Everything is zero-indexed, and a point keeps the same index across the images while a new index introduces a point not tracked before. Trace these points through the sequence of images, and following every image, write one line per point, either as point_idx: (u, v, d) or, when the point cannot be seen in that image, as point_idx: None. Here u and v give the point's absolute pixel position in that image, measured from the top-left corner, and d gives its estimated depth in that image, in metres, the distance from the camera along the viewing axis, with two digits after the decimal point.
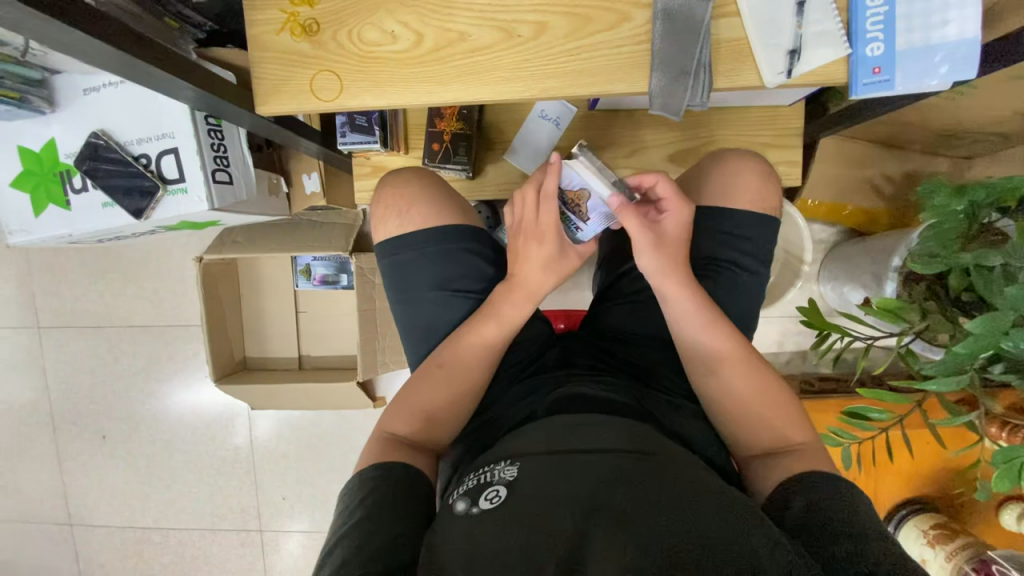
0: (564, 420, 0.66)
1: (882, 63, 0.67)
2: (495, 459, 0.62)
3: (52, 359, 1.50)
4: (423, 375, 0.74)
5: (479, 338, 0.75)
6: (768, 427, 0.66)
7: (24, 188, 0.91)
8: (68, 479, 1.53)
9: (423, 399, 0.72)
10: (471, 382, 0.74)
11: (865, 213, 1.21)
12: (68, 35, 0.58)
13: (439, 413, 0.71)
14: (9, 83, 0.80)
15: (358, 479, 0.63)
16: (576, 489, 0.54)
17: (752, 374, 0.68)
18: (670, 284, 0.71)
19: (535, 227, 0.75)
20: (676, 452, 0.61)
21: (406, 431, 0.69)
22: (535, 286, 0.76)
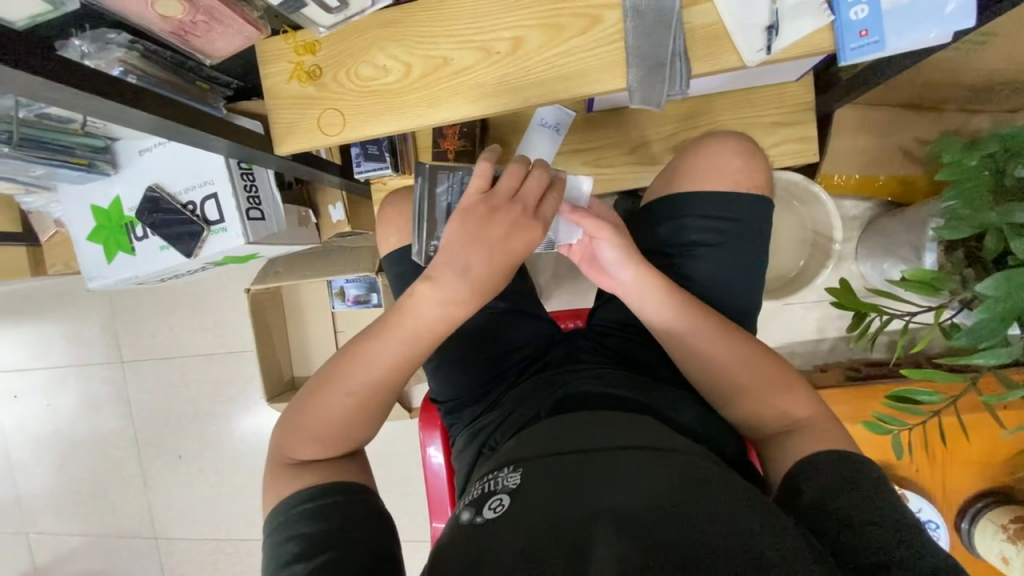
0: (564, 423, 0.67)
1: (868, 25, 0.64)
2: (499, 467, 0.63)
3: (133, 389, 1.70)
4: (324, 395, 0.66)
5: (386, 360, 0.65)
6: (777, 413, 0.65)
7: (98, 240, 1.06)
8: (153, 497, 1.72)
9: (325, 422, 0.66)
10: (385, 401, 0.67)
11: (900, 182, 1.13)
12: (112, 108, 0.68)
13: (346, 433, 0.66)
14: (79, 152, 0.95)
15: (279, 517, 0.59)
16: (568, 494, 0.54)
17: (757, 361, 0.67)
18: (644, 285, 0.70)
19: (528, 213, 0.63)
20: (681, 450, 0.60)
21: (308, 455, 0.65)
22: (467, 288, 0.62)
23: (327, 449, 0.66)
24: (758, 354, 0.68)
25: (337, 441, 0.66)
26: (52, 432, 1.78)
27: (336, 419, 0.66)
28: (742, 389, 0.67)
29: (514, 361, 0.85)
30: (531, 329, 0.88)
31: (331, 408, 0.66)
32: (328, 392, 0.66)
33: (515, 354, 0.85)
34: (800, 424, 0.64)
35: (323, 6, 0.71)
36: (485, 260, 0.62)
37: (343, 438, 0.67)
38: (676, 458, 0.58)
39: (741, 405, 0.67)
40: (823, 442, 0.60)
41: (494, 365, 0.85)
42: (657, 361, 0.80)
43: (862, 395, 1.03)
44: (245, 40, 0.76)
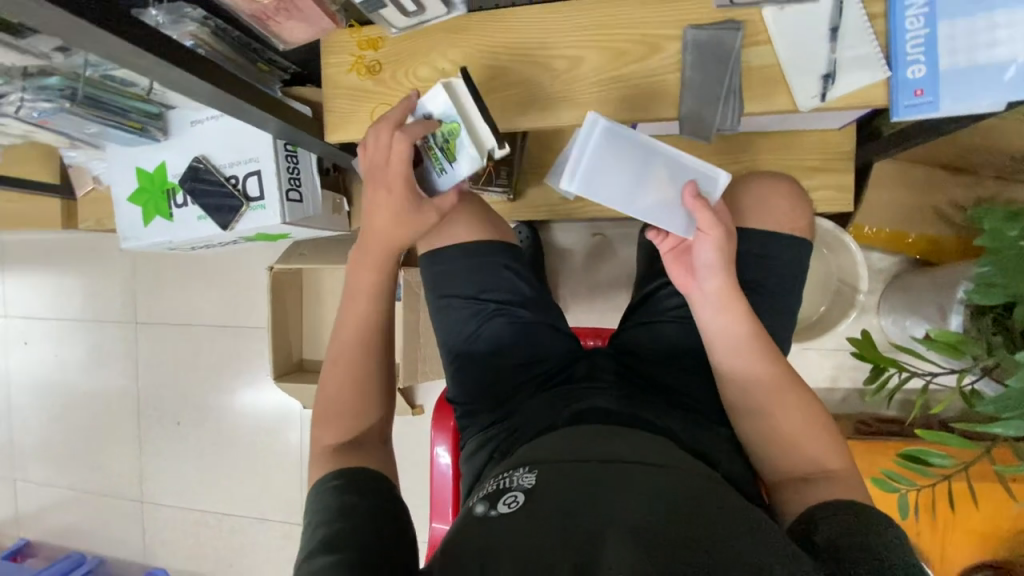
0: (583, 433, 0.68)
1: (924, 85, 0.65)
2: (515, 466, 0.64)
3: (143, 351, 1.72)
4: (330, 373, 0.74)
5: (358, 309, 0.75)
6: (803, 457, 0.65)
7: (138, 202, 1.09)
8: (146, 461, 1.72)
9: (331, 393, 0.72)
10: (371, 353, 0.74)
11: (930, 241, 1.13)
12: (179, 75, 0.70)
13: (347, 401, 0.71)
14: (134, 116, 0.98)
15: (318, 490, 0.62)
16: (583, 497, 0.55)
17: (796, 404, 0.67)
18: (726, 297, 0.70)
19: (384, 173, 0.73)
20: (691, 468, 0.61)
21: (330, 438, 0.70)
22: (387, 237, 0.75)
23: (340, 422, 0.70)
24: (798, 398, 0.67)
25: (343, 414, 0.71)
26: (57, 384, 1.80)
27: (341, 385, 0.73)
28: (773, 426, 0.67)
29: (540, 371, 0.85)
30: (557, 343, 0.87)
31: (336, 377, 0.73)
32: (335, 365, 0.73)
33: (540, 366, 0.85)
34: (828, 472, 0.63)
35: (400, 9, 0.75)
36: (382, 224, 0.75)
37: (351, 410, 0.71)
38: (693, 479, 0.59)
39: (771, 445, 0.67)
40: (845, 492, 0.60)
41: (520, 372, 0.85)
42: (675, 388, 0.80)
43: (872, 449, 1.02)
44: (319, 30, 0.82)
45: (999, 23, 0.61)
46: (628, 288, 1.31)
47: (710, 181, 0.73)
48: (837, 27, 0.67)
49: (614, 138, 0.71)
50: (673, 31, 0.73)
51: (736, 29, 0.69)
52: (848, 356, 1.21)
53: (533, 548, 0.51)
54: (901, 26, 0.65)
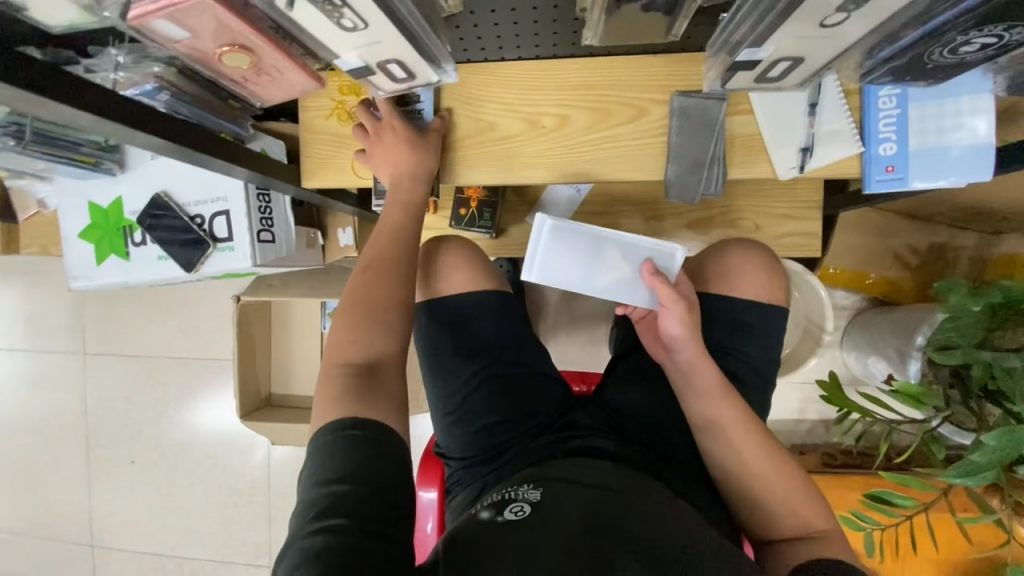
0: (592, 465, 0.70)
1: (894, 161, 0.69)
2: (520, 482, 0.65)
3: (92, 383, 1.59)
4: (349, 288, 0.69)
5: (384, 233, 0.73)
6: (789, 519, 0.66)
7: (90, 239, 1.01)
8: (95, 502, 1.60)
9: (356, 302, 0.67)
10: (401, 268, 0.70)
11: (889, 282, 1.19)
12: (141, 137, 0.64)
13: (370, 326, 0.66)
14: (87, 150, 0.90)
15: (320, 440, 0.56)
16: (593, 509, 0.57)
17: (783, 466, 0.68)
18: (697, 359, 0.72)
19: (380, 128, 0.76)
20: (675, 501, 0.64)
21: (353, 357, 0.63)
22: (402, 168, 0.74)
23: (352, 342, 0.64)
24: (784, 462, 0.68)
25: (361, 351, 0.64)
26: None
27: (360, 327, 0.65)
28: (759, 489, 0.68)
29: (533, 423, 0.84)
30: (549, 393, 0.87)
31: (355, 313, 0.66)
32: (349, 308, 0.66)
33: (534, 418, 0.84)
34: (812, 533, 0.65)
35: (390, 75, 0.68)
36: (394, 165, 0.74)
37: (370, 341, 0.65)
38: (688, 510, 0.62)
39: (757, 506, 0.68)
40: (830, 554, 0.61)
41: (514, 424, 0.83)
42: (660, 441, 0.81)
43: (838, 484, 1.06)
44: (300, 88, 0.71)
45: (964, 109, 0.66)
46: (607, 322, 1.32)
47: (668, 257, 0.73)
48: (815, 103, 0.70)
49: (567, 227, 0.73)
50: (659, 95, 0.74)
51: (721, 100, 0.71)
52: (814, 390, 1.26)
53: (541, 550, 0.51)
54: (874, 105, 0.68)
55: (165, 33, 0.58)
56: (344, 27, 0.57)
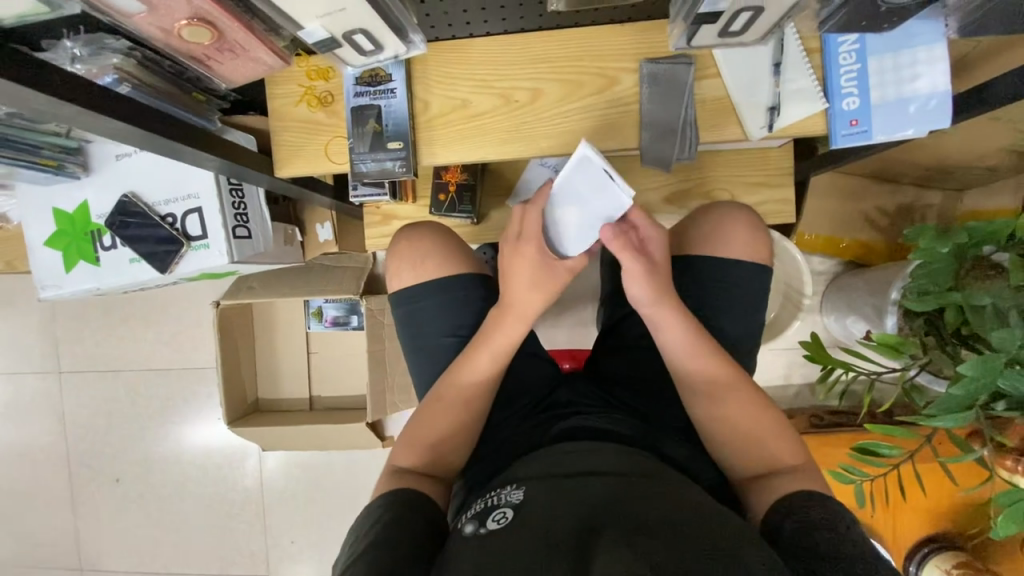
0: (566, 447, 0.71)
1: (858, 115, 0.71)
2: (503, 484, 0.66)
3: (70, 403, 1.54)
4: (425, 411, 0.76)
5: (477, 369, 0.76)
6: (767, 454, 0.67)
7: (56, 246, 0.97)
8: (81, 525, 1.55)
9: (429, 431, 0.75)
10: (477, 403, 0.77)
11: (862, 245, 1.22)
12: (107, 124, 0.62)
13: (446, 440, 0.74)
14: (48, 153, 0.87)
15: (366, 509, 0.65)
16: (576, 502, 0.58)
17: (757, 408, 0.69)
18: (659, 311, 0.71)
19: (359, 118, 0.77)
20: (670, 477, 0.63)
21: (408, 462, 0.72)
22: (524, 308, 0.74)
23: (425, 449, 0.73)
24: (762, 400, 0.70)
25: (433, 445, 0.74)
26: None
27: (442, 423, 0.75)
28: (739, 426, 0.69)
29: (519, 406, 0.85)
30: (536, 373, 0.88)
31: (440, 410, 0.76)
32: (437, 400, 0.76)
33: (519, 399, 0.85)
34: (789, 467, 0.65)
35: (358, 48, 0.68)
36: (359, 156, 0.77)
37: (445, 449, 0.74)
38: (675, 482, 0.61)
39: (739, 446, 0.69)
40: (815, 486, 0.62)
41: (502, 409, 0.84)
42: (652, 407, 0.82)
43: (826, 443, 1.09)
44: (266, 68, 0.71)
45: (919, 61, 0.68)
46: (593, 302, 1.33)
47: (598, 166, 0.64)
48: (780, 62, 0.72)
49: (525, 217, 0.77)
50: (629, 64, 0.75)
51: (689, 63, 0.72)
52: (799, 355, 1.29)
53: (521, 551, 0.52)
54: (835, 61, 0.70)
55: (120, 7, 0.57)
56: None
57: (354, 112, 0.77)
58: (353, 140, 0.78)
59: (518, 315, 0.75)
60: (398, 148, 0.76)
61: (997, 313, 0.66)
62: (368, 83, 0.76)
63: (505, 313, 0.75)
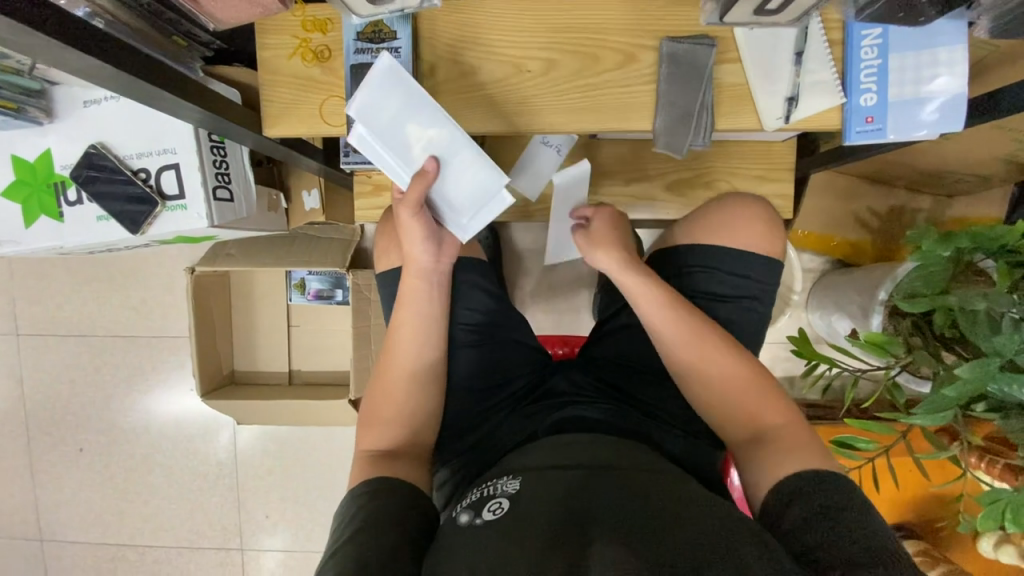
0: (564, 439, 0.70)
1: (875, 112, 0.70)
2: (499, 475, 0.65)
3: (28, 367, 1.45)
4: (371, 382, 0.76)
5: (401, 332, 0.76)
6: (756, 423, 0.67)
7: (15, 198, 0.89)
8: (40, 494, 1.48)
9: (377, 404, 0.73)
10: (413, 375, 0.74)
11: (852, 244, 1.24)
12: (80, 61, 0.55)
13: (386, 413, 0.72)
14: (7, 93, 0.79)
15: (352, 496, 0.63)
16: (574, 494, 0.57)
17: (739, 378, 0.70)
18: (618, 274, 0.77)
19: (359, 74, 0.71)
20: (666, 470, 0.63)
21: (374, 443, 0.70)
22: (424, 262, 0.76)
23: (381, 429, 0.71)
24: (742, 371, 0.70)
25: (382, 418, 0.72)
26: None
27: (390, 398, 0.73)
28: (726, 394, 0.70)
29: (510, 389, 0.83)
30: (529, 360, 0.86)
31: (382, 384, 0.74)
32: (388, 373, 0.75)
33: (511, 385, 0.84)
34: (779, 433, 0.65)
35: None
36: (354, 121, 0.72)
37: (405, 420, 0.72)
38: (676, 477, 0.61)
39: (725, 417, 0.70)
40: (801, 460, 0.61)
41: (493, 391, 0.82)
42: (647, 394, 0.81)
43: None
44: (259, 11, 0.65)
45: (940, 60, 0.67)
46: (587, 288, 1.32)
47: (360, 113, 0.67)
48: (801, 50, 0.70)
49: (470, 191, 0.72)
50: (648, 41, 0.71)
51: (711, 45, 0.70)
52: (783, 349, 1.31)
53: (517, 543, 0.52)
54: (856, 55, 0.69)
55: None
56: None
57: (355, 70, 0.71)
58: (351, 100, 0.72)
59: (420, 269, 0.76)
60: None
61: (991, 318, 0.68)
62: (370, 40, 0.70)
63: (410, 271, 0.76)
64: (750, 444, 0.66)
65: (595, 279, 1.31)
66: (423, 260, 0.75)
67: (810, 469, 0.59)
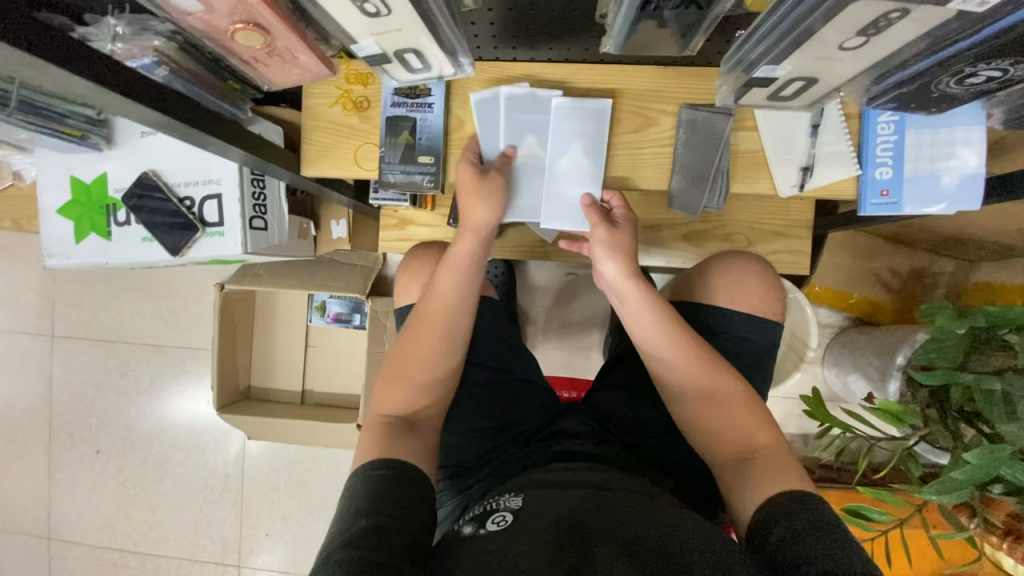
0: (561, 467, 0.70)
1: (890, 186, 0.71)
2: (504, 492, 0.65)
3: (59, 368, 1.52)
4: (401, 342, 0.75)
5: (444, 286, 0.74)
6: (739, 440, 0.67)
7: (69, 215, 0.96)
8: (55, 492, 1.52)
9: (404, 366, 0.73)
10: (450, 325, 0.74)
11: (871, 303, 1.22)
12: (143, 113, 0.61)
13: (416, 377, 0.73)
14: (73, 123, 0.86)
15: (358, 475, 0.61)
16: (572, 507, 0.57)
17: (723, 397, 0.69)
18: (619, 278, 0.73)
19: (393, 125, 0.77)
20: (654, 493, 0.63)
21: (393, 411, 0.70)
22: (478, 232, 0.75)
23: (403, 398, 0.72)
24: (729, 391, 0.69)
25: (411, 381, 0.73)
26: None
27: (420, 359, 0.73)
28: (683, 385, 0.71)
29: (521, 430, 0.84)
30: (537, 401, 0.87)
31: (412, 343, 0.74)
32: (418, 330, 0.74)
33: (521, 427, 0.84)
34: (760, 450, 0.65)
35: (407, 67, 0.68)
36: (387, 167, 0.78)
37: (426, 385, 0.73)
38: (667, 502, 0.61)
39: (705, 435, 0.70)
40: (784, 479, 0.60)
41: (501, 430, 0.83)
42: (650, 444, 0.81)
43: None
44: (311, 74, 0.70)
45: (957, 139, 0.69)
46: (599, 329, 1.33)
47: (574, 103, 0.75)
48: (817, 123, 0.72)
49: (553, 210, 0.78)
50: (668, 107, 0.75)
51: (728, 114, 0.72)
52: (795, 405, 1.29)
53: (528, 552, 0.51)
54: (873, 129, 0.71)
55: (181, 6, 0.57)
56: (367, 13, 0.55)
57: (390, 121, 0.76)
58: (384, 148, 0.77)
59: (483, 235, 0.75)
60: (427, 163, 0.77)
61: (1006, 399, 0.67)
62: (407, 95, 0.76)
63: (469, 236, 0.75)
64: (737, 462, 0.65)
65: (607, 320, 1.32)
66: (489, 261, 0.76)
67: (796, 488, 0.59)
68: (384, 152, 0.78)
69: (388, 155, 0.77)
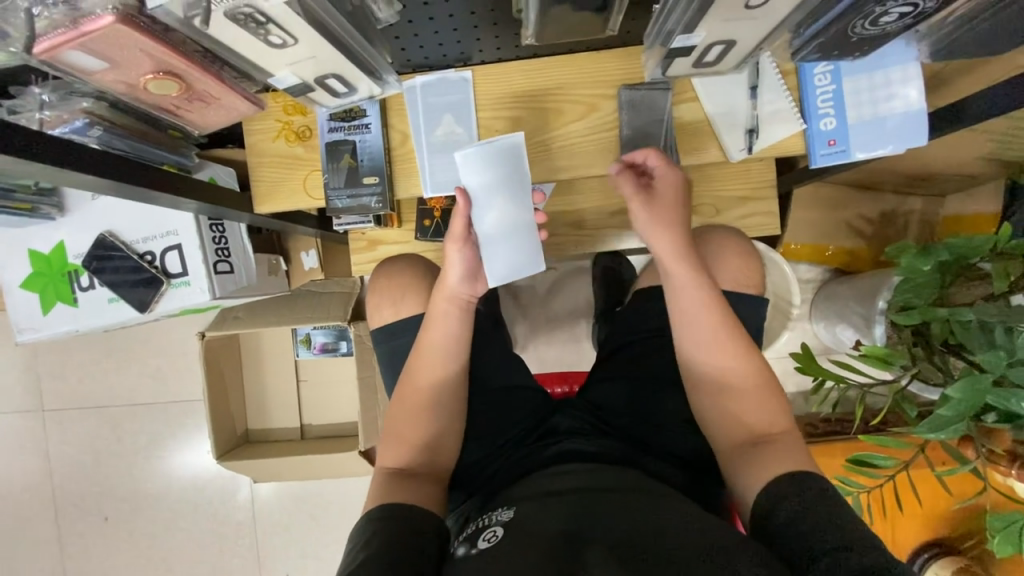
0: (558, 470, 0.70)
1: (836, 135, 0.71)
2: (498, 506, 0.65)
3: (54, 442, 1.50)
4: (398, 407, 0.76)
5: (431, 342, 0.75)
6: (747, 427, 0.67)
7: (33, 288, 0.95)
8: (68, 565, 1.50)
9: (403, 429, 0.74)
10: (443, 387, 0.76)
11: (848, 252, 1.23)
12: (80, 179, 0.60)
13: (415, 438, 0.73)
14: (21, 196, 0.85)
15: (365, 519, 0.62)
16: (567, 511, 0.58)
17: (723, 384, 0.69)
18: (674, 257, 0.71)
19: (337, 149, 0.76)
20: (652, 486, 0.63)
21: (396, 463, 0.72)
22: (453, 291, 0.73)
23: (405, 450, 0.73)
24: (734, 373, 0.70)
25: (409, 438, 0.73)
26: None
27: (417, 417, 0.74)
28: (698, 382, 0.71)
29: (512, 433, 0.81)
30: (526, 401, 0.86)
31: (407, 404, 0.75)
32: (410, 393, 0.75)
33: (510, 432, 0.81)
34: (771, 436, 0.65)
35: (330, 91, 0.69)
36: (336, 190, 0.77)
37: (424, 442, 0.74)
38: (668, 497, 0.61)
39: (720, 423, 0.69)
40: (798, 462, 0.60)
41: (493, 437, 0.80)
42: (644, 426, 0.80)
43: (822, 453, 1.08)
44: (238, 111, 0.71)
45: (893, 80, 0.69)
46: (585, 319, 1.33)
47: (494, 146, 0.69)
48: (755, 84, 0.72)
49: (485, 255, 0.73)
50: (608, 91, 0.75)
51: (667, 89, 0.73)
52: (791, 364, 1.29)
53: (517, 561, 0.52)
54: (811, 82, 0.71)
55: (83, 66, 0.56)
56: (273, 44, 0.56)
57: (329, 147, 0.77)
58: (327, 175, 0.77)
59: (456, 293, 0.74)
60: (372, 183, 0.77)
61: (983, 327, 0.68)
62: (342, 119, 0.76)
63: (442, 291, 0.74)
64: (747, 449, 0.65)
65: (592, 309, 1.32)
66: (453, 286, 0.73)
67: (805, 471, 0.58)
68: (337, 177, 0.77)
69: (335, 179, 0.77)
